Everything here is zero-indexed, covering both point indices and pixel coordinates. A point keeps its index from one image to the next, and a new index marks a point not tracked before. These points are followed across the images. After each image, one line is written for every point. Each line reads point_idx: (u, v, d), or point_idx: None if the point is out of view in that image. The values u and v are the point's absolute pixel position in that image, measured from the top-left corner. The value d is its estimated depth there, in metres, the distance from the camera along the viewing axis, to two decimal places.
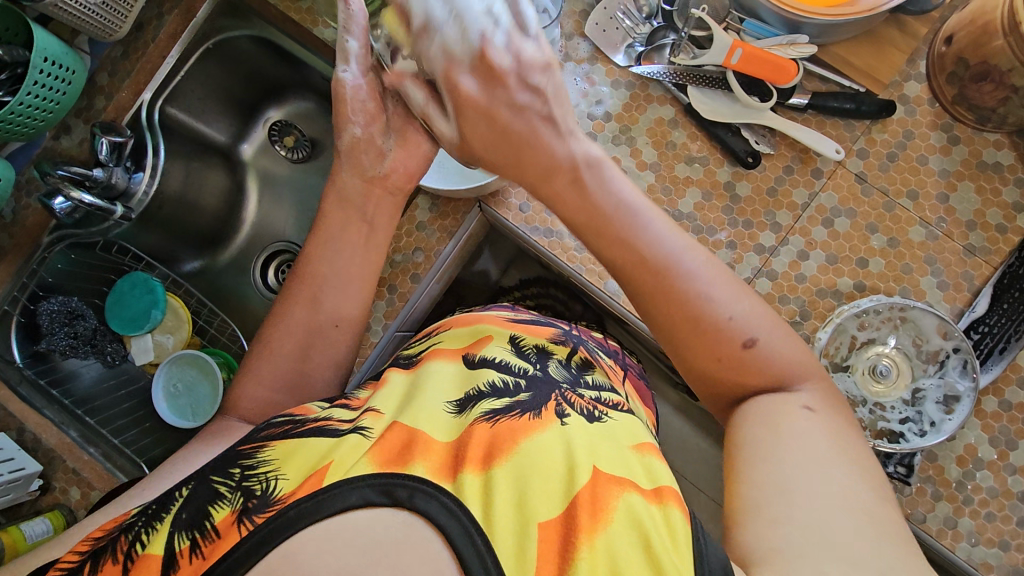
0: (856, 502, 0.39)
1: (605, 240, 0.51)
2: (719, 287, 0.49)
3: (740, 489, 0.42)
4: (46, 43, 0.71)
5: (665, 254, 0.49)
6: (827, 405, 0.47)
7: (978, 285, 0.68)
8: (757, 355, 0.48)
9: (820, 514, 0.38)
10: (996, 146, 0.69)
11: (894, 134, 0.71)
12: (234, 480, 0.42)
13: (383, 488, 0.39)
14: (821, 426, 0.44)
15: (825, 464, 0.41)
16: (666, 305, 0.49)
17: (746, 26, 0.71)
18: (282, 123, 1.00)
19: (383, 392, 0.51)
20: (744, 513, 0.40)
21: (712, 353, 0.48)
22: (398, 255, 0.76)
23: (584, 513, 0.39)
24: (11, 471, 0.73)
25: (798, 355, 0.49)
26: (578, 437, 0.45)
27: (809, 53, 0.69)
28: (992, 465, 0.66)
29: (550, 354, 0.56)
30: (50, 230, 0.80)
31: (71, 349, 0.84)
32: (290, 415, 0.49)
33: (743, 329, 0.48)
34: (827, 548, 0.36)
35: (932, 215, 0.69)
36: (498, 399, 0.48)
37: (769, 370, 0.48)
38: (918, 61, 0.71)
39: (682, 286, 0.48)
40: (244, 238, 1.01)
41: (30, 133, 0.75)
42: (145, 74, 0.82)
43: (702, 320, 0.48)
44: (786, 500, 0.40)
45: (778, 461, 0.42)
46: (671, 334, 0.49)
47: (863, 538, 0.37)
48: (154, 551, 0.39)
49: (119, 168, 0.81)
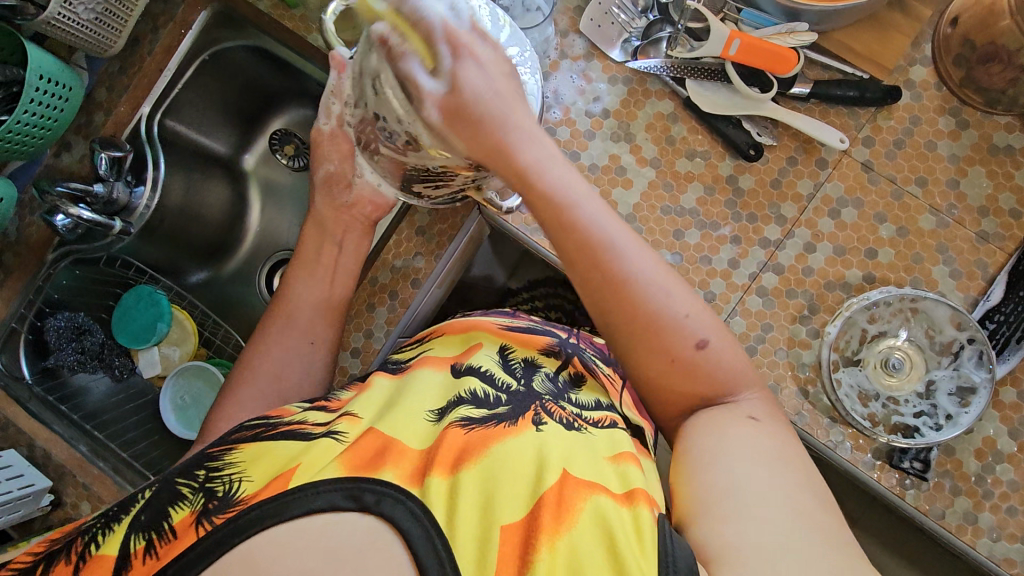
0: (807, 505, 0.39)
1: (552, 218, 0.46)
2: (672, 291, 0.47)
3: (692, 495, 0.41)
4: (41, 61, 0.71)
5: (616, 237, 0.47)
6: (769, 412, 0.46)
7: (992, 273, 0.66)
8: (711, 359, 0.46)
9: (766, 516, 0.37)
10: (1007, 129, 0.67)
11: (900, 120, 0.69)
12: (198, 481, 0.41)
13: (349, 494, 0.38)
14: (769, 433, 0.44)
15: (774, 470, 0.40)
16: (622, 308, 0.46)
17: (744, 16, 0.69)
18: (282, 132, 0.99)
19: (363, 397, 0.50)
20: (700, 517, 0.39)
21: (664, 356, 0.46)
22: (398, 261, 0.75)
23: (548, 514, 0.39)
24: (19, 487, 0.73)
25: (744, 364, 0.48)
26: (553, 444, 0.44)
27: (809, 40, 0.67)
28: (1012, 458, 0.64)
29: (537, 367, 0.55)
30: (54, 247, 0.82)
31: (79, 364, 0.85)
32: (265, 418, 0.48)
33: (695, 331, 0.46)
34: (779, 542, 0.36)
35: (943, 202, 0.67)
36: (476, 409, 0.47)
37: (721, 376, 0.47)
38: (923, 44, 0.69)
39: (635, 294, 0.46)
40: (247, 248, 1.00)
41: (30, 151, 0.75)
42: (143, 89, 0.82)
43: (657, 321, 0.46)
44: (733, 502, 0.39)
45: (730, 464, 0.41)
46: (631, 335, 0.46)
47: (811, 537, 0.37)
48: (108, 552, 0.39)
49: (119, 182, 0.81)
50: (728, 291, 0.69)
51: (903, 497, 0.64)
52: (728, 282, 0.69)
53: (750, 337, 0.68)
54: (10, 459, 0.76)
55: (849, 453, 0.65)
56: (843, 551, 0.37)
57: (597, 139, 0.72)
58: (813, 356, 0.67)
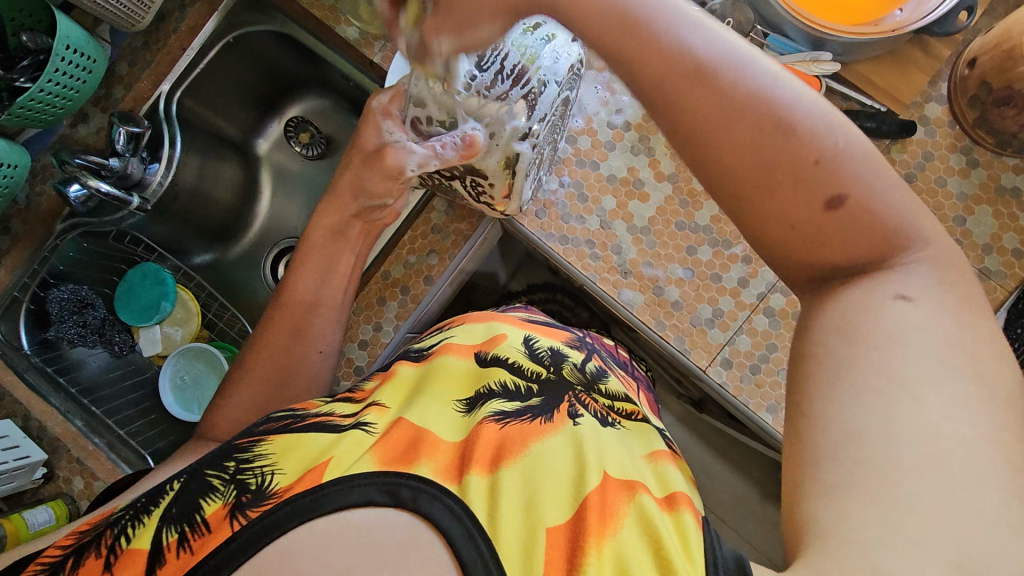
0: (954, 450, 0.30)
1: (641, 60, 0.36)
2: (806, 116, 0.34)
3: (794, 439, 0.33)
4: (69, 31, 0.71)
5: (722, 63, 0.35)
6: (933, 284, 0.34)
7: (992, 309, 0.68)
8: (852, 214, 0.34)
9: (892, 475, 0.30)
10: (1014, 170, 0.69)
11: (913, 154, 0.70)
12: (228, 473, 0.43)
13: (386, 488, 0.40)
14: (924, 323, 0.33)
15: (918, 390, 0.31)
16: (731, 152, 0.35)
17: (769, 41, 0.70)
18: (298, 119, 0.99)
19: (391, 385, 0.53)
20: (802, 476, 0.32)
21: (784, 217, 0.35)
22: (412, 257, 0.76)
23: (593, 516, 0.39)
24: (15, 458, 0.74)
25: (911, 204, 0.35)
26: (588, 440, 0.46)
27: (831, 70, 0.69)
28: None
29: (563, 356, 0.58)
30: (64, 217, 0.80)
31: (79, 338, 0.84)
32: (292, 411, 0.50)
33: (837, 180, 0.34)
34: (907, 515, 0.29)
35: (949, 237, 0.69)
36: (508, 401, 0.49)
37: (870, 230, 0.34)
38: (940, 83, 0.71)
39: (751, 126, 0.34)
40: (255, 231, 1.01)
41: (48, 120, 0.75)
42: (166, 65, 0.82)
43: (777, 163, 0.34)
44: (850, 449, 0.31)
45: (851, 390, 0.32)
46: (740, 179, 0.35)
47: (947, 498, 0.29)
48: (139, 545, 0.40)
49: (135, 158, 0.81)
50: (736, 309, 0.70)
51: None
52: (736, 299, 0.70)
53: (755, 356, 0.70)
54: (6, 430, 0.76)
55: None
56: (991, 520, 0.29)
57: (617, 151, 0.74)
58: None
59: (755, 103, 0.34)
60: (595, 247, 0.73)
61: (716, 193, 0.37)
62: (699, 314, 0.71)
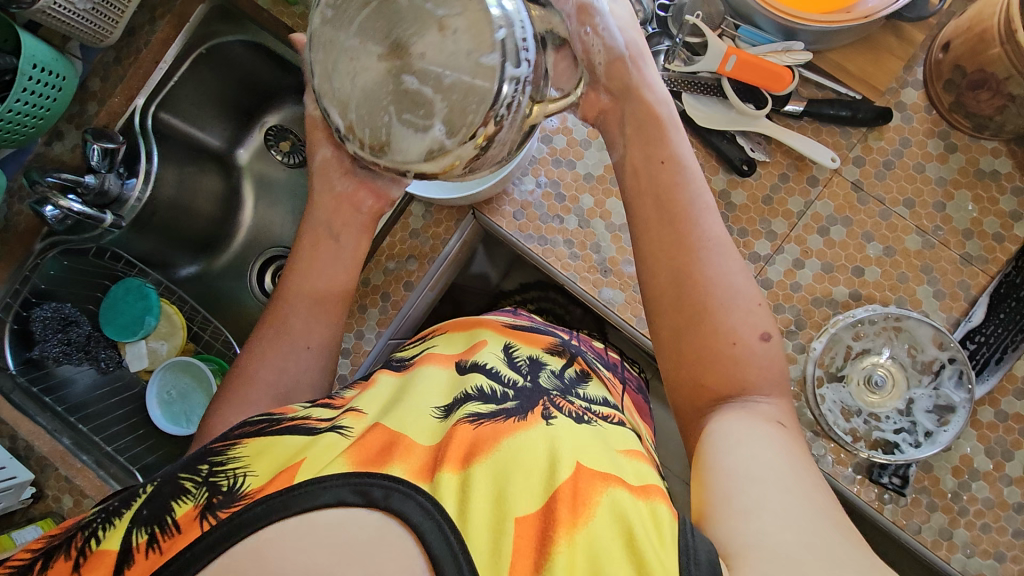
0: (820, 504, 0.38)
1: (666, 185, 0.52)
2: (743, 279, 0.50)
3: (705, 488, 0.41)
4: (35, 50, 0.71)
5: (710, 224, 0.51)
6: (792, 424, 0.46)
7: (974, 295, 0.68)
8: (764, 352, 0.48)
9: (781, 508, 0.37)
10: (993, 154, 0.69)
11: (890, 141, 0.70)
12: (200, 476, 0.42)
13: (356, 488, 0.39)
14: (793, 443, 0.43)
15: (790, 462, 0.41)
16: (699, 276, 0.49)
17: (741, 33, 0.70)
18: (278, 128, 0.99)
19: (369, 393, 0.52)
20: (717, 509, 0.39)
21: (724, 334, 0.48)
22: (392, 263, 0.76)
23: (565, 507, 0.40)
24: (4, 479, 0.72)
25: (784, 373, 0.49)
26: (562, 438, 0.46)
27: (804, 60, 0.68)
28: (988, 476, 0.65)
29: (542, 364, 0.57)
30: (42, 237, 0.81)
31: (64, 355, 0.85)
32: (269, 413, 0.50)
33: (760, 322, 0.49)
34: (796, 532, 0.35)
35: (929, 224, 0.69)
36: (483, 404, 0.49)
37: (762, 370, 0.48)
38: (916, 67, 0.70)
39: (717, 262, 0.50)
40: (240, 241, 1.00)
41: (20, 140, 0.74)
42: (138, 79, 0.81)
43: (731, 297, 0.49)
44: (746, 488, 0.39)
45: (748, 454, 0.41)
46: (692, 300, 0.49)
47: (826, 530, 0.36)
48: (109, 546, 0.40)
49: (111, 174, 0.81)
50: None
51: (881, 511, 0.65)
52: None
53: None
54: None
55: (830, 466, 0.66)
56: (860, 551, 0.36)
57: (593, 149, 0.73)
58: (799, 370, 0.68)
59: (719, 249, 0.50)
60: (574, 247, 0.73)
61: (679, 307, 0.50)
62: None
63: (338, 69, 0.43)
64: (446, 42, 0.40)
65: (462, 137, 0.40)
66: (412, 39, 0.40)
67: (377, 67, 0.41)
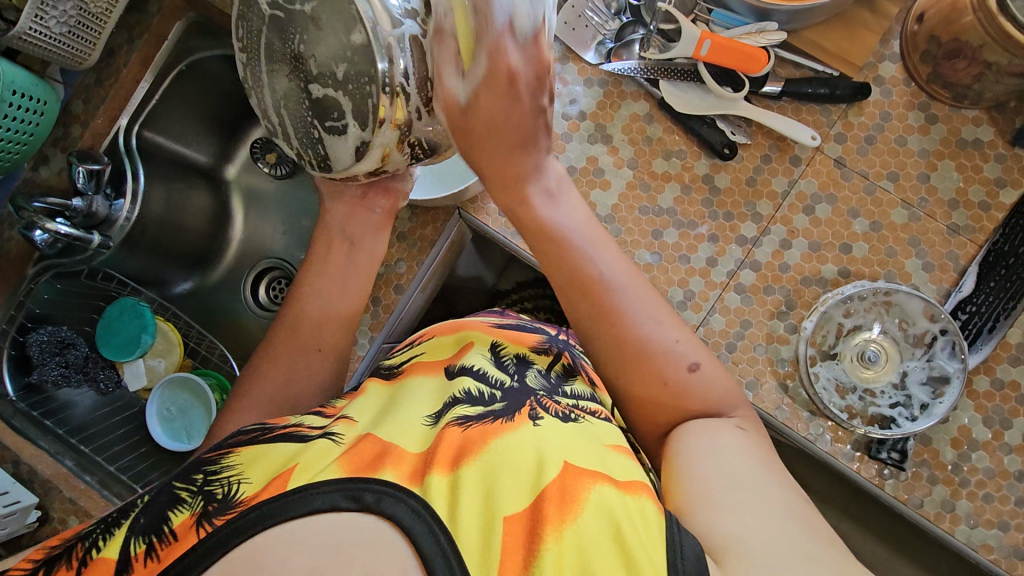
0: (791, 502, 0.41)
1: (562, 257, 0.53)
2: (655, 320, 0.51)
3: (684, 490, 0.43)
4: (14, 76, 0.71)
5: (612, 277, 0.52)
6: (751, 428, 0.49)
7: (963, 264, 0.67)
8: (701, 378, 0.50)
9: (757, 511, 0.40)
10: (975, 122, 0.69)
11: (871, 116, 0.70)
12: (196, 485, 0.42)
13: (349, 494, 0.39)
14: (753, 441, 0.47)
15: (756, 461, 0.44)
16: (620, 335, 0.50)
17: (714, 16, 0.70)
18: (264, 140, 0.99)
19: (359, 403, 0.53)
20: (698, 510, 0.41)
21: (659, 379, 0.49)
22: (381, 268, 0.76)
23: (553, 506, 0.40)
24: (7, 504, 0.71)
25: (731, 386, 0.51)
26: (549, 436, 0.46)
27: (778, 40, 0.68)
28: (988, 446, 0.65)
29: (528, 364, 0.57)
30: (35, 261, 0.81)
31: (63, 378, 0.85)
32: (263, 424, 0.50)
33: (686, 354, 0.50)
34: (771, 531, 0.38)
35: (914, 196, 0.69)
36: (472, 407, 0.49)
37: (708, 398, 0.50)
38: (892, 41, 0.70)
39: (628, 319, 0.50)
40: (232, 256, 1.01)
41: (5, 166, 0.75)
42: (120, 99, 0.82)
43: (650, 348, 0.50)
44: (722, 492, 0.41)
45: (716, 461, 0.44)
46: (625, 356, 0.50)
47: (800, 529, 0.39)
48: (108, 555, 0.40)
49: (99, 196, 0.81)
50: (707, 289, 0.70)
51: (883, 487, 0.65)
52: (707, 280, 0.70)
53: (729, 334, 0.69)
54: None
55: (829, 445, 0.67)
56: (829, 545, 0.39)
57: (574, 141, 0.73)
58: (792, 351, 0.68)
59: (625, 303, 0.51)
60: None
61: (614, 372, 0.51)
62: (671, 297, 0.70)
63: (263, 98, 0.49)
64: (339, 38, 0.44)
65: (374, 126, 0.46)
66: (305, 46, 0.45)
67: (287, 84, 0.47)
